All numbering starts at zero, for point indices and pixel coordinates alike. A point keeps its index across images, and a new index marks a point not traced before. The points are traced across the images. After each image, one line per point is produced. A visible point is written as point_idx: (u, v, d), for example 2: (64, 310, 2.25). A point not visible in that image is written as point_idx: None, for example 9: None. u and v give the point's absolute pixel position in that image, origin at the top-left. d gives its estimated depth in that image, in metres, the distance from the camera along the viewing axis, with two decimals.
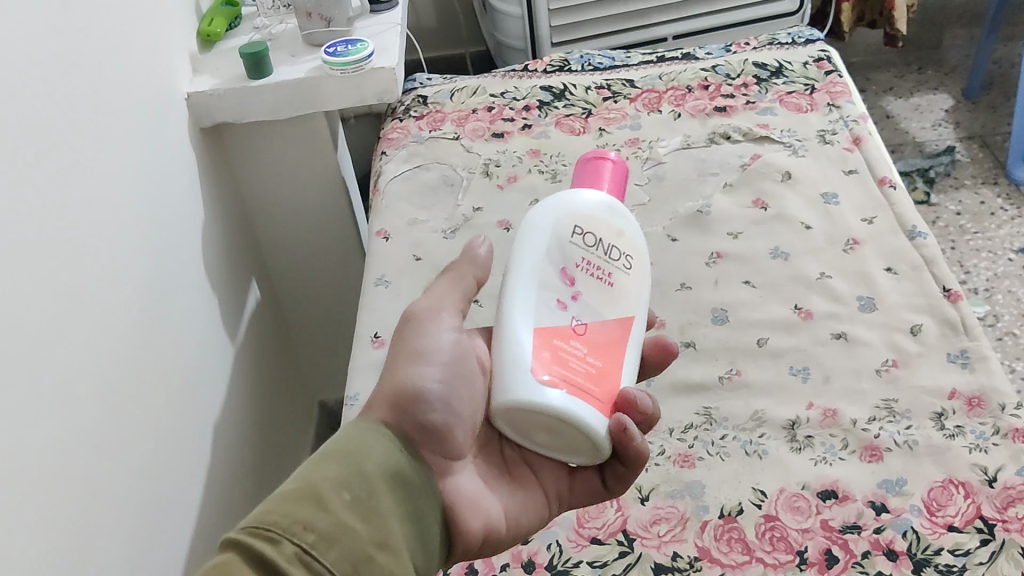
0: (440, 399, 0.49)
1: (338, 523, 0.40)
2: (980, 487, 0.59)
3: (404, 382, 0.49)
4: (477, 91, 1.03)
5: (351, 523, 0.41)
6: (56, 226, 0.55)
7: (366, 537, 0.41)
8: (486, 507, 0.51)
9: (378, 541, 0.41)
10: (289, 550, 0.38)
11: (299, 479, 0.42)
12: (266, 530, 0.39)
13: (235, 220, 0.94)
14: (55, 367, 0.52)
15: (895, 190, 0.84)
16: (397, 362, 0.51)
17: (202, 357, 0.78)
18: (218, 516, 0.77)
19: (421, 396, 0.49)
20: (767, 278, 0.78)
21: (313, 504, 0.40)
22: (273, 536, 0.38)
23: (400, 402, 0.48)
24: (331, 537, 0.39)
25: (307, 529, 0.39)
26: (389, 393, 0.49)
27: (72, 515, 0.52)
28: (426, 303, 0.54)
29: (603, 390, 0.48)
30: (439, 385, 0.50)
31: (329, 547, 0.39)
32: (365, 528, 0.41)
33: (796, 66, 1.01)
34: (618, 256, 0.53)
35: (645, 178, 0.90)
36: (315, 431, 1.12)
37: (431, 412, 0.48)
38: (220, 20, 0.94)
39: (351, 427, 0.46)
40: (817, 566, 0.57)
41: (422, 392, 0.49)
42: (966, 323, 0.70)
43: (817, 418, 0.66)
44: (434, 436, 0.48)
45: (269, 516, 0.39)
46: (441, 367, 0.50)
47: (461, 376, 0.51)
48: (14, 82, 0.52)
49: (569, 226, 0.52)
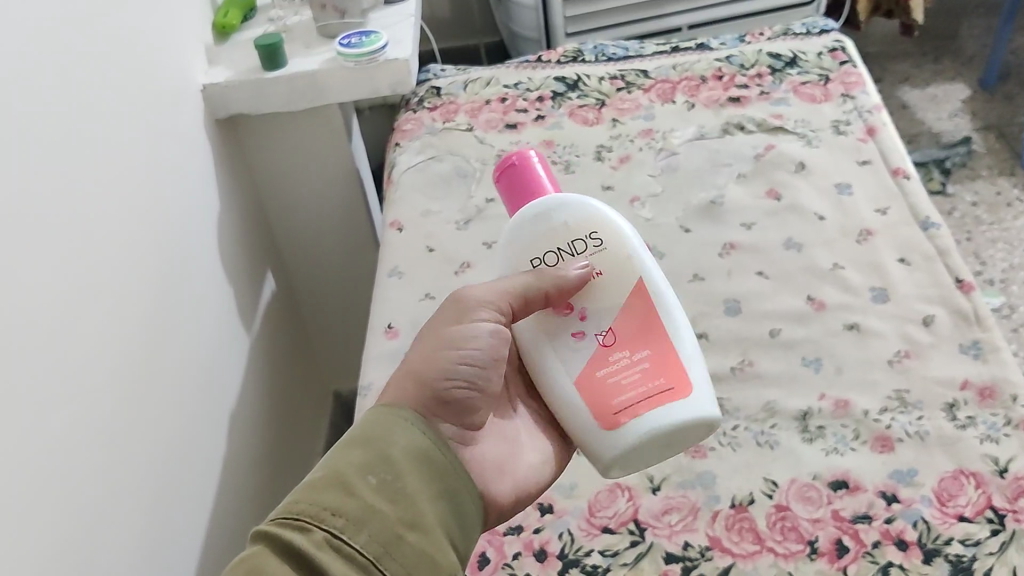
0: (468, 379, 0.49)
1: (365, 507, 0.41)
2: (991, 478, 0.59)
3: (429, 363, 0.49)
4: (490, 83, 1.03)
5: (378, 506, 0.42)
6: (63, 217, 0.54)
7: (395, 518, 0.42)
8: (511, 473, 0.51)
9: (407, 521, 0.42)
10: (317, 537, 0.40)
11: (324, 466, 0.44)
12: (296, 519, 0.41)
13: (250, 211, 0.95)
14: (73, 360, 0.53)
15: (909, 181, 0.84)
16: (427, 345, 0.50)
17: (216, 347, 0.79)
18: (234, 506, 0.78)
19: (447, 372, 0.48)
20: (780, 269, 0.78)
21: (340, 490, 0.42)
22: (302, 524, 0.41)
23: (420, 379, 0.48)
24: (358, 521, 0.41)
25: (335, 515, 0.41)
26: (414, 372, 0.48)
27: (92, 502, 0.53)
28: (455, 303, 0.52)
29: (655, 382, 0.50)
30: (469, 367, 0.49)
31: (359, 530, 0.41)
32: (393, 509, 0.42)
33: (810, 55, 1.01)
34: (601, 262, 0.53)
35: (659, 169, 0.90)
36: (329, 421, 1.13)
37: (455, 388, 0.48)
38: (235, 12, 0.95)
39: (375, 411, 0.47)
40: (828, 556, 0.57)
41: (449, 373, 0.49)
42: (978, 314, 0.70)
43: (829, 409, 0.66)
44: (453, 410, 0.48)
45: (299, 505, 0.41)
46: (475, 355, 0.50)
47: (494, 365, 0.50)
48: (19, 74, 0.52)
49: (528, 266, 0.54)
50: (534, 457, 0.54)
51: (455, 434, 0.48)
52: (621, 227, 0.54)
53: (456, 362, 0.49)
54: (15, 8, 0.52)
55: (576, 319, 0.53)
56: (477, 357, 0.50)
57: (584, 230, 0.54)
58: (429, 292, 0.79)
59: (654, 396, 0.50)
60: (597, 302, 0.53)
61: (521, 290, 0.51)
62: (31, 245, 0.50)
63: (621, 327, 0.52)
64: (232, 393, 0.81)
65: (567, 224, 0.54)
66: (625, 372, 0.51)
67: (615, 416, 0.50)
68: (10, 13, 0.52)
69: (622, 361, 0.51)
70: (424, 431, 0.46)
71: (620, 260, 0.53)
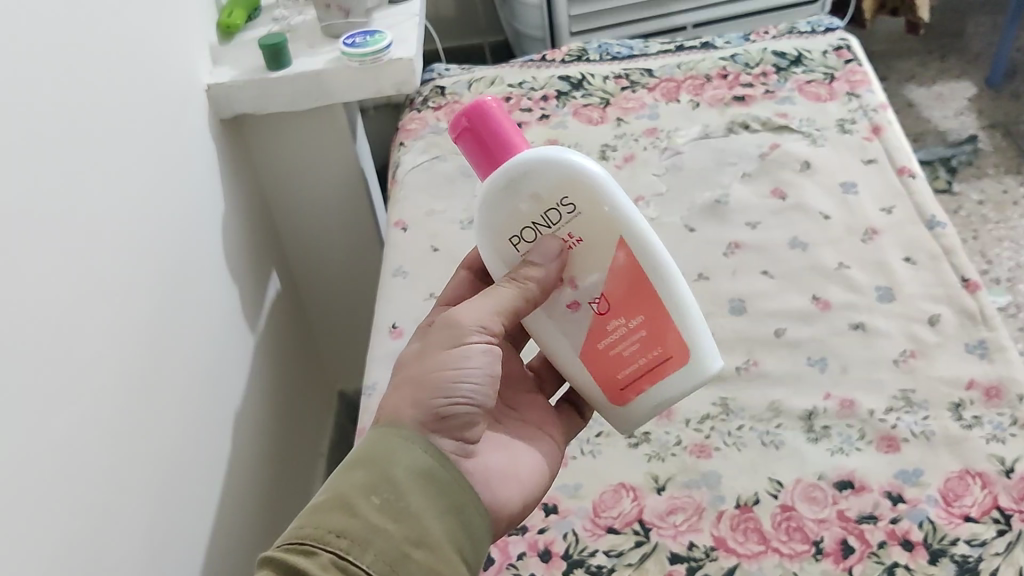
0: (468, 396, 0.47)
1: (369, 527, 0.41)
2: (997, 477, 0.59)
3: (428, 382, 0.47)
4: (495, 82, 1.03)
5: (382, 525, 0.41)
6: (69, 218, 0.55)
7: (400, 537, 0.41)
8: (516, 478, 0.51)
9: (413, 540, 0.42)
10: (323, 560, 0.40)
11: (329, 489, 0.43)
12: (302, 542, 0.41)
13: (255, 211, 0.95)
14: (78, 360, 0.53)
15: (914, 179, 0.84)
16: (421, 363, 0.48)
17: (221, 347, 0.79)
18: (239, 506, 0.78)
19: (442, 386, 0.47)
20: (785, 268, 0.77)
21: (345, 512, 0.42)
22: (307, 549, 0.40)
23: (416, 396, 0.47)
24: (362, 542, 0.41)
25: (340, 536, 0.41)
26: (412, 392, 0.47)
27: (96, 501, 0.53)
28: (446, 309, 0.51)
29: (651, 353, 0.53)
30: (468, 384, 0.47)
31: (365, 550, 0.40)
32: (398, 528, 0.42)
33: (816, 54, 1.01)
34: (577, 232, 0.51)
35: (663, 168, 0.90)
36: (335, 420, 1.14)
37: (453, 402, 0.47)
38: (239, 11, 0.94)
39: (376, 434, 0.46)
40: (833, 556, 0.57)
41: (448, 391, 0.47)
42: (985, 314, 0.70)
43: (834, 408, 0.66)
44: (453, 427, 0.47)
45: (304, 529, 0.41)
46: (473, 370, 0.48)
47: (493, 380, 0.49)
48: (18, 73, 0.51)
49: (505, 241, 0.53)
50: (534, 459, 0.53)
51: (457, 449, 0.47)
52: (594, 181, 0.50)
53: (455, 380, 0.47)
54: (15, 8, 0.52)
55: (568, 289, 0.52)
56: (476, 373, 0.48)
57: (557, 198, 0.51)
58: (433, 291, 0.79)
59: (657, 368, 0.53)
60: (584, 271, 0.52)
61: (508, 294, 0.50)
62: (32, 248, 0.50)
63: (612, 293, 0.52)
64: (237, 393, 0.81)
65: (539, 195, 0.51)
66: (622, 344, 0.53)
67: (622, 392, 0.54)
68: (9, 14, 0.51)
69: (618, 331, 0.53)
70: (427, 450, 0.45)
71: (600, 223, 0.51)
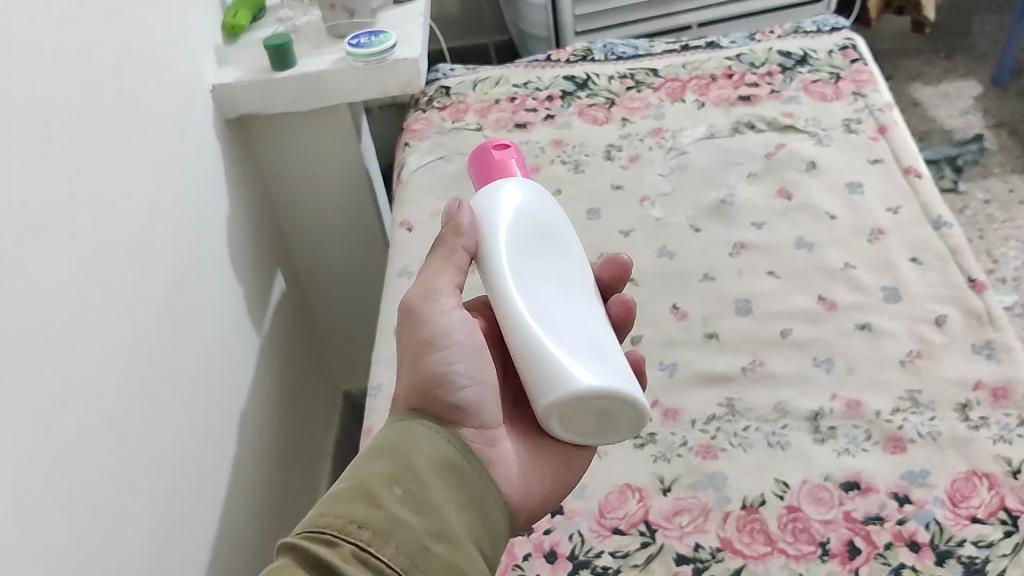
0: (464, 376, 0.49)
1: (392, 518, 0.41)
2: (1004, 479, 0.59)
3: (426, 371, 0.49)
4: (500, 82, 1.03)
5: (404, 517, 0.42)
6: (73, 220, 0.55)
7: (421, 530, 0.41)
8: (539, 467, 0.51)
9: (435, 533, 0.42)
10: (345, 550, 0.39)
11: (349, 478, 0.44)
12: (323, 532, 0.40)
13: (260, 211, 0.95)
14: (83, 363, 0.53)
15: (921, 179, 0.83)
16: (411, 356, 0.50)
17: (226, 347, 0.79)
18: (244, 505, 0.78)
19: (445, 378, 0.48)
20: (791, 269, 0.77)
21: (367, 503, 0.42)
22: (329, 538, 0.40)
23: (423, 390, 0.48)
24: (384, 532, 0.41)
25: (361, 527, 0.40)
26: (415, 385, 0.48)
27: (102, 502, 0.54)
28: (419, 287, 0.52)
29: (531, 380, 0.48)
30: (460, 363, 0.49)
31: (386, 542, 0.40)
32: (420, 521, 0.42)
33: (821, 53, 1.00)
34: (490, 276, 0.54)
35: (669, 168, 0.90)
36: (341, 420, 1.14)
37: (460, 391, 0.49)
38: (244, 12, 0.94)
39: (391, 427, 0.47)
40: (839, 557, 0.57)
41: (446, 375, 0.48)
42: (992, 314, 0.70)
43: (840, 409, 0.65)
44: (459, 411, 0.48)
45: (325, 518, 0.41)
46: (461, 347, 0.50)
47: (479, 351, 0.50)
48: (19, 74, 0.51)
49: None
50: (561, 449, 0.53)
51: (477, 436, 0.49)
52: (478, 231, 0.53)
53: (447, 363, 0.49)
54: (19, 8, 0.52)
55: None
56: (464, 350, 0.50)
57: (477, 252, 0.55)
58: None
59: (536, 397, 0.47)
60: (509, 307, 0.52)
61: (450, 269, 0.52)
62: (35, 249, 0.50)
63: None
64: (242, 393, 0.81)
65: None
66: None
67: None
68: (11, 14, 0.51)
69: None
70: (445, 440, 0.46)
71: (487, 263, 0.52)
